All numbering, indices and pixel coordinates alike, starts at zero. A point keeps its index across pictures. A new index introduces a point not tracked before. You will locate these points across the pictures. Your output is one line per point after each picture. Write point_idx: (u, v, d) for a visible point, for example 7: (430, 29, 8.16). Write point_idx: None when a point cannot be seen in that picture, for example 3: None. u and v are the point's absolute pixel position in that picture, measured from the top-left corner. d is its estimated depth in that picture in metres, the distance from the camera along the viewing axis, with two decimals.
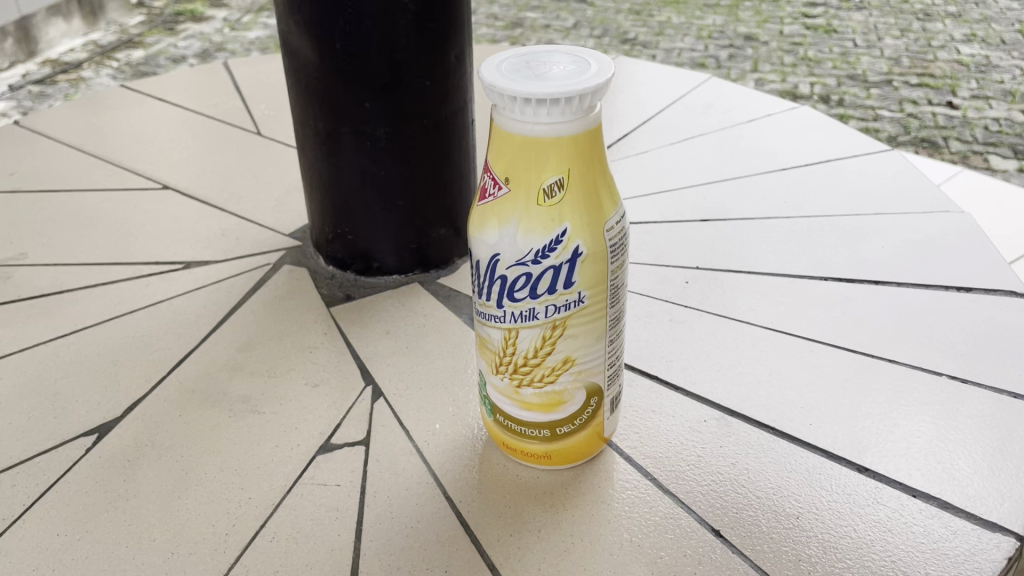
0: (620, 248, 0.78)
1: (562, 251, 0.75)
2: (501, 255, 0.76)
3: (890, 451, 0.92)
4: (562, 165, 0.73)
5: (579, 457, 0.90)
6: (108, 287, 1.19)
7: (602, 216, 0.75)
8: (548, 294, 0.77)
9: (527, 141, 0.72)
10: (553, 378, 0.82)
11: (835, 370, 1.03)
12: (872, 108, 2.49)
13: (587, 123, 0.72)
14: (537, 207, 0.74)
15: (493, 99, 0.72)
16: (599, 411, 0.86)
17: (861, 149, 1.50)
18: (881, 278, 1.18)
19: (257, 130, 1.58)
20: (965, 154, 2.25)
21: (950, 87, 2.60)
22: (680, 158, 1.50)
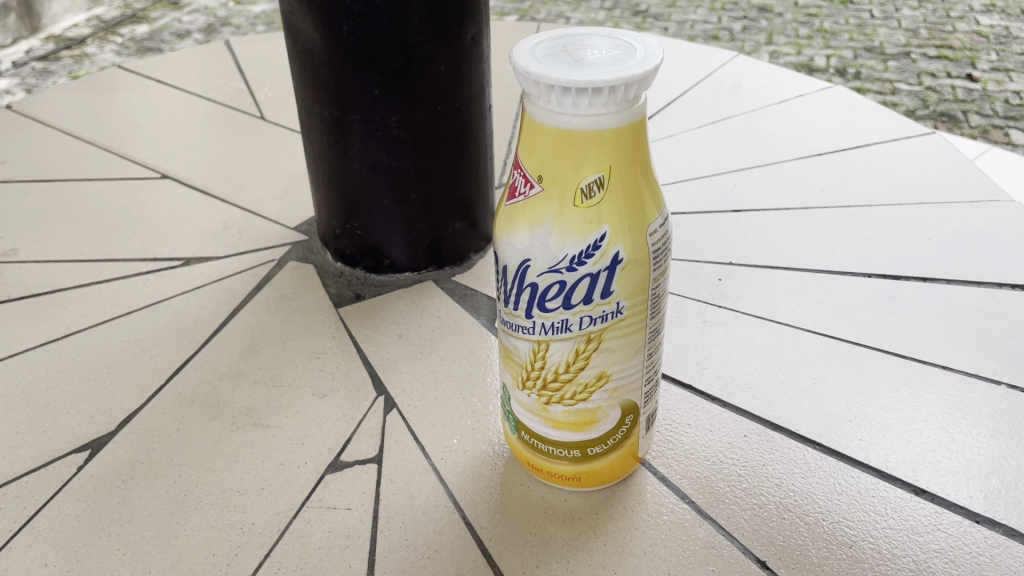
0: (663, 254, 0.69)
1: (600, 257, 0.66)
2: (532, 260, 0.68)
3: (948, 471, 0.85)
4: (603, 162, 0.64)
5: (611, 478, 0.82)
6: (103, 286, 1.12)
7: (645, 219, 0.67)
8: (583, 304, 0.69)
9: (562, 135, 0.63)
10: (586, 395, 0.74)
11: (884, 378, 0.95)
12: (889, 81, 2.38)
13: (632, 115, 0.63)
14: (574, 208, 0.65)
15: (526, 87, 0.63)
16: (634, 430, 0.79)
17: (899, 132, 1.42)
18: (929, 275, 1.10)
19: (261, 115, 1.50)
20: (984, 129, 2.14)
21: (969, 59, 2.49)
22: (707, 143, 1.41)
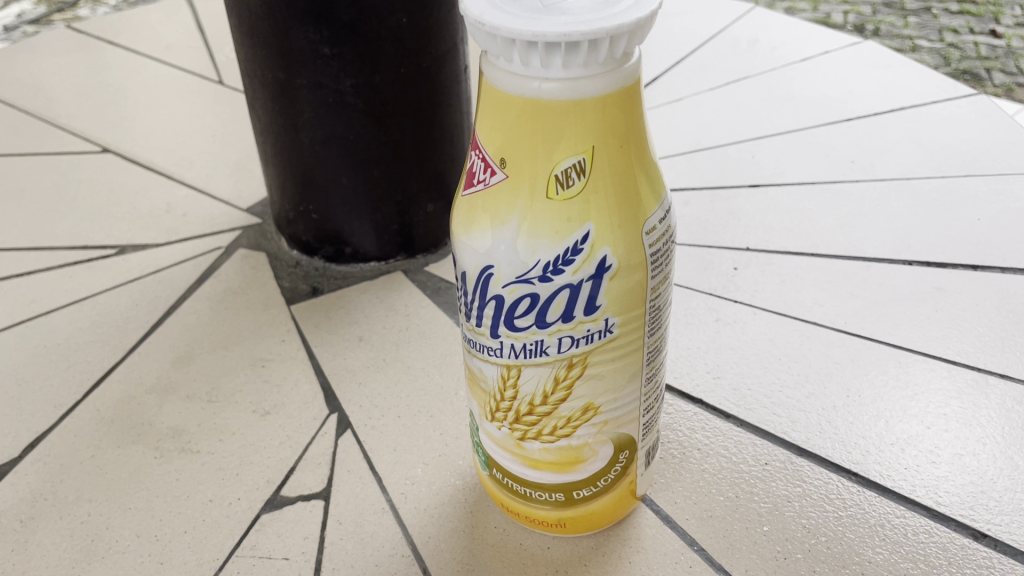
0: (665, 257, 0.54)
1: (583, 264, 0.50)
2: (496, 268, 0.52)
3: (1015, 508, 0.70)
4: (584, 140, 0.48)
5: (603, 521, 0.68)
6: (23, 280, 0.97)
7: (640, 214, 0.51)
8: (561, 323, 0.53)
9: (531, 105, 0.47)
10: (569, 431, 0.59)
11: (932, 391, 0.80)
12: (909, 38, 2.19)
13: (623, 78, 0.47)
14: (547, 201, 0.49)
15: (482, 42, 0.47)
16: (631, 467, 0.64)
17: (938, 93, 1.25)
18: (981, 261, 0.94)
19: (220, 79, 1.34)
20: (1009, 87, 1.95)
21: (993, 14, 2.30)
22: (720, 107, 1.25)
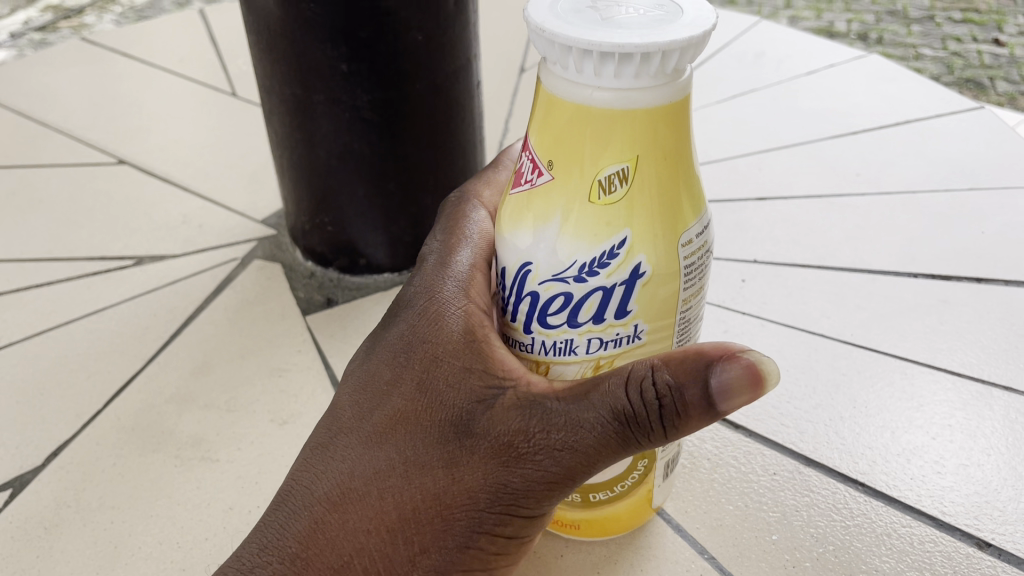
0: (699, 271, 0.51)
1: (617, 268, 0.48)
2: (534, 265, 0.49)
3: (1018, 518, 0.71)
4: (630, 149, 0.45)
5: (619, 526, 0.64)
6: (42, 289, 0.99)
7: (680, 226, 0.48)
8: (592, 324, 0.50)
9: (581, 110, 0.45)
10: None
11: (937, 402, 0.81)
12: (912, 47, 2.20)
13: (676, 92, 0.45)
14: (587, 204, 0.47)
15: (539, 48, 0.46)
16: (650, 476, 0.60)
17: (943, 106, 1.26)
18: (985, 275, 0.96)
19: (233, 90, 1.37)
20: (1012, 96, 1.94)
21: (995, 24, 2.31)
22: (727, 120, 1.26)
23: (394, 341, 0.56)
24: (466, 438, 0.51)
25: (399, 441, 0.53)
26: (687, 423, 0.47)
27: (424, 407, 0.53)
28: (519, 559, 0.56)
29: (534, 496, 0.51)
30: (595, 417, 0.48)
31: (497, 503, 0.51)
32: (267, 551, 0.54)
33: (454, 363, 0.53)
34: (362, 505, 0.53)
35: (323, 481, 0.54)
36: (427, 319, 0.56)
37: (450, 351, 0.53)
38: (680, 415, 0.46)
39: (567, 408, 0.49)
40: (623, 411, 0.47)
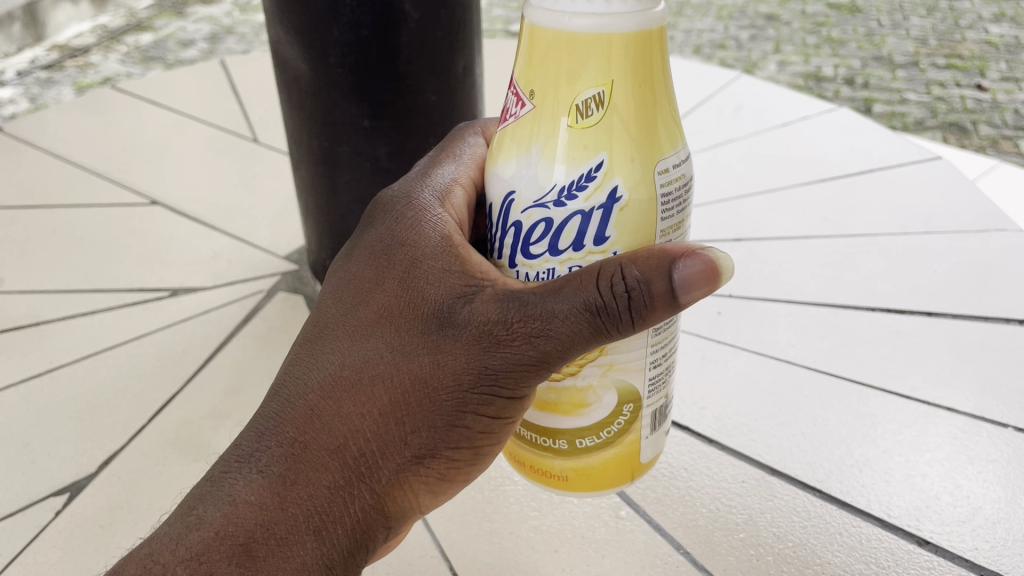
0: (677, 202, 0.56)
1: (595, 191, 0.53)
2: (518, 193, 0.56)
3: (953, 520, 0.82)
4: (605, 75, 0.52)
5: (608, 484, 0.66)
6: (87, 318, 1.10)
7: (656, 153, 0.54)
8: (573, 252, 0.55)
9: (560, 41, 0.52)
10: (574, 367, 0.59)
11: (888, 419, 0.92)
12: (899, 92, 2.64)
13: (648, 23, 0.52)
14: (567, 129, 0.53)
15: None
16: (635, 424, 0.63)
17: (904, 156, 1.39)
18: (935, 309, 1.07)
19: (255, 136, 1.49)
20: (996, 138, 2.30)
21: (980, 68, 2.78)
22: (708, 167, 1.38)
23: (376, 244, 0.61)
24: (449, 327, 0.56)
25: (387, 333, 0.58)
26: (650, 312, 0.53)
27: (408, 303, 0.58)
28: (495, 442, 0.61)
29: (512, 377, 0.56)
30: (569, 307, 0.53)
31: (477, 386, 0.57)
32: (263, 439, 0.58)
33: (434, 263, 0.58)
34: (355, 392, 0.58)
35: (317, 372, 0.59)
36: (407, 225, 0.61)
37: (430, 254, 0.59)
38: (645, 305, 0.53)
39: (543, 299, 0.54)
40: (595, 302, 0.52)
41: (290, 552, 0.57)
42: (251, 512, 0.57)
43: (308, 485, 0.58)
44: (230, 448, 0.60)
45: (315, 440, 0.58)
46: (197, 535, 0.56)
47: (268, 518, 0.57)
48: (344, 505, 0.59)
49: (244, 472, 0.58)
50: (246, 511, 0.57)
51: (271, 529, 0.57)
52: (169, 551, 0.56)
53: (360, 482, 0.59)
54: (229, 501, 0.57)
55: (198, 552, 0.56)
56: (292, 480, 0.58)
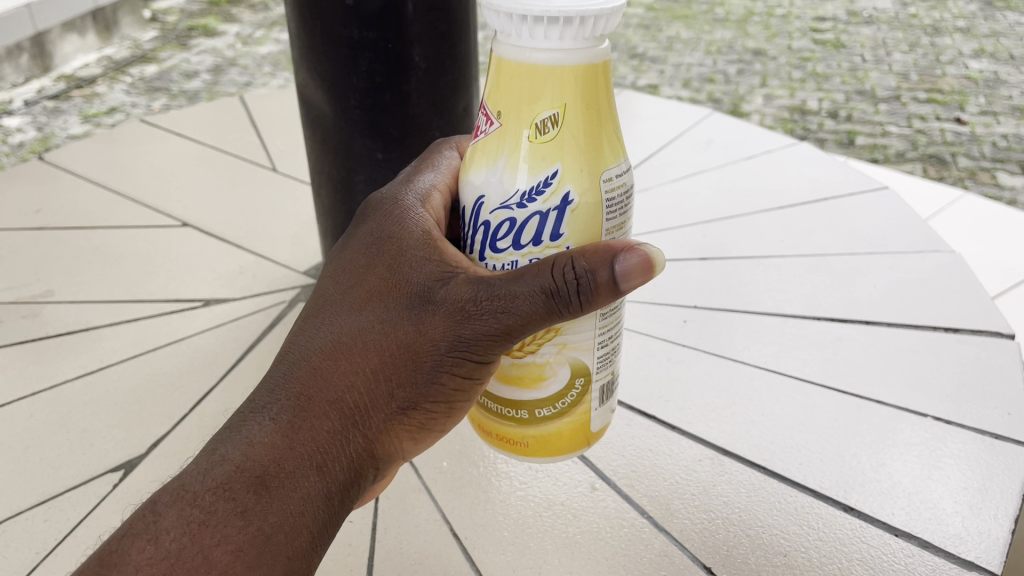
0: (619, 206, 0.71)
1: (551, 196, 0.67)
2: (486, 196, 0.70)
3: (875, 490, 0.97)
4: (558, 99, 0.65)
5: (563, 447, 0.82)
6: (130, 325, 1.25)
7: (600, 163, 0.68)
8: (532, 245, 0.69)
9: (523, 70, 0.65)
10: (534, 346, 0.75)
11: (825, 409, 1.08)
12: (883, 128, 3.87)
13: (594, 57, 0.65)
14: (528, 143, 0.67)
15: (493, 22, 0.65)
16: (585, 396, 0.79)
17: (856, 185, 1.56)
18: (873, 318, 1.23)
19: (273, 166, 1.65)
20: (969, 164, 3.54)
21: (959, 104, 4.08)
22: (680, 195, 1.55)
23: (371, 239, 0.77)
24: (429, 304, 0.72)
25: (377, 308, 0.73)
26: (598, 298, 0.67)
27: (396, 285, 0.73)
28: (469, 398, 0.76)
29: (480, 345, 0.71)
30: (528, 290, 0.67)
31: (451, 352, 0.72)
32: (276, 392, 0.75)
33: (417, 254, 0.74)
34: (350, 355, 0.73)
35: (321, 339, 0.75)
36: (398, 223, 0.76)
37: (415, 247, 0.74)
38: (593, 291, 0.66)
39: (508, 284, 0.68)
40: (550, 287, 0.66)
41: (298, 482, 0.73)
42: (265, 449, 0.73)
43: (311, 429, 0.74)
44: (250, 399, 0.76)
45: (317, 393, 0.74)
46: (222, 467, 0.72)
47: (279, 454, 0.73)
48: (341, 445, 0.75)
49: (262, 419, 0.74)
50: (262, 448, 0.73)
51: (281, 463, 0.73)
52: (199, 481, 0.73)
53: (353, 427, 0.75)
54: (248, 440, 0.73)
55: (223, 481, 0.72)
56: (299, 424, 0.74)
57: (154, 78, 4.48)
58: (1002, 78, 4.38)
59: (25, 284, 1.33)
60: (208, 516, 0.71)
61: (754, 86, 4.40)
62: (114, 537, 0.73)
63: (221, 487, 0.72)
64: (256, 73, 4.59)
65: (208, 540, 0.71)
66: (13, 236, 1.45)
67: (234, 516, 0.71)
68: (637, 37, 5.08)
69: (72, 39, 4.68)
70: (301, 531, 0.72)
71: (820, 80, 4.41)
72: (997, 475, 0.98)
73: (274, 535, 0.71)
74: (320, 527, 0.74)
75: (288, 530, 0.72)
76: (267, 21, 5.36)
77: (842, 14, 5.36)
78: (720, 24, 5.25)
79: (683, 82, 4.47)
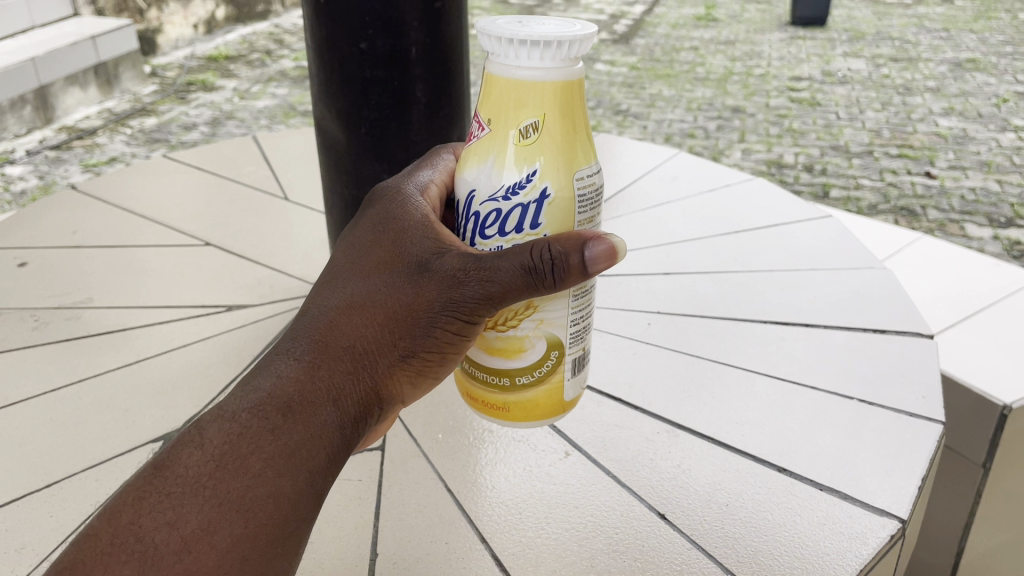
0: (590, 202, 0.90)
1: (531, 190, 0.86)
2: (478, 190, 0.89)
3: (805, 455, 1.14)
4: (540, 109, 0.84)
5: (540, 411, 1.00)
6: (162, 326, 1.42)
7: (573, 164, 0.87)
8: (515, 232, 0.88)
9: (511, 84, 0.84)
10: (516, 322, 0.93)
11: (767, 392, 1.26)
12: (856, 180, 4.13)
13: (570, 74, 0.84)
14: (514, 145, 0.86)
15: (487, 44, 0.83)
16: (558, 366, 0.97)
17: (804, 214, 1.76)
18: (812, 322, 1.42)
19: (285, 195, 1.84)
20: (939, 219, 3.74)
21: (929, 159, 4.34)
22: (649, 221, 1.75)
23: (380, 220, 0.94)
24: (427, 272, 0.88)
25: (384, 275, 0.90)
26: (570, 277, 0.83)
27: (400, 258, 0.90)
28: (460, 352, 0.93)
29: (469, 308, 0.87)
30: (510, 265, 0.83)
31: (444, 311, 0.88)
32: (299, 340, 0.92)
33: (418, 233, 0.91)
34: (361, 312, 0.90)
35: (337, 300, 0.91)
36: (402, 209, 0.94)
37: (417, 227, 0.91)
38: (564, 270, 0.82)
39: (495, 259, 0.85)
40: (528, 263, 0.83)
41: (318, 411, 0.90)
42: (291, 383, 0.90)
43: (328, 369, 0.91)
44: (276, 345, 0.93)
45: (333, 341, 0.91)
46: (255, 394, 0.89)
47: (302, 387, 0.90)
48: (352, 385, 0.91)
49: (288, 361, 0.91)
50: (288, 382, 0.90)
51: (304, 394, 0.90)
52: (236, 404, 0.89)
53: (363, 370, 0.91)
54: (276, 376, 0.90)
55: (257, 405, 0.89)
56: (318, 365, 0.91)
57: (156, 130, 4.71)
58: (968, 134, 4.66)
59: (67, 292, 1.51)
60: (244, 430, 0.87)
61: (732, 141, 4.65)
62: (165, 448, 0.89)
63: (255, 408, 0.88)
64: (256, 125, 4.83)
65: (244, 450, 0.87)
66: (54, 253, 1.62)
67: (266, 433, 0.87)
68: (620, 94, 5.36)
69: (75, 93, 4.94)
70: (319, 450, 0.89)
71: (794, 136, 4.67)
72: (909, 443, 1.16)
73: (298, 451, 0.88)
74: (334, 450, 0.90)
75: (309, 447, 0.88)
76: (267, 77, 5.61)
77: (817, 74, 5.68)
78: (700, 83, 5.54)
79: (664, 137, 4.73)
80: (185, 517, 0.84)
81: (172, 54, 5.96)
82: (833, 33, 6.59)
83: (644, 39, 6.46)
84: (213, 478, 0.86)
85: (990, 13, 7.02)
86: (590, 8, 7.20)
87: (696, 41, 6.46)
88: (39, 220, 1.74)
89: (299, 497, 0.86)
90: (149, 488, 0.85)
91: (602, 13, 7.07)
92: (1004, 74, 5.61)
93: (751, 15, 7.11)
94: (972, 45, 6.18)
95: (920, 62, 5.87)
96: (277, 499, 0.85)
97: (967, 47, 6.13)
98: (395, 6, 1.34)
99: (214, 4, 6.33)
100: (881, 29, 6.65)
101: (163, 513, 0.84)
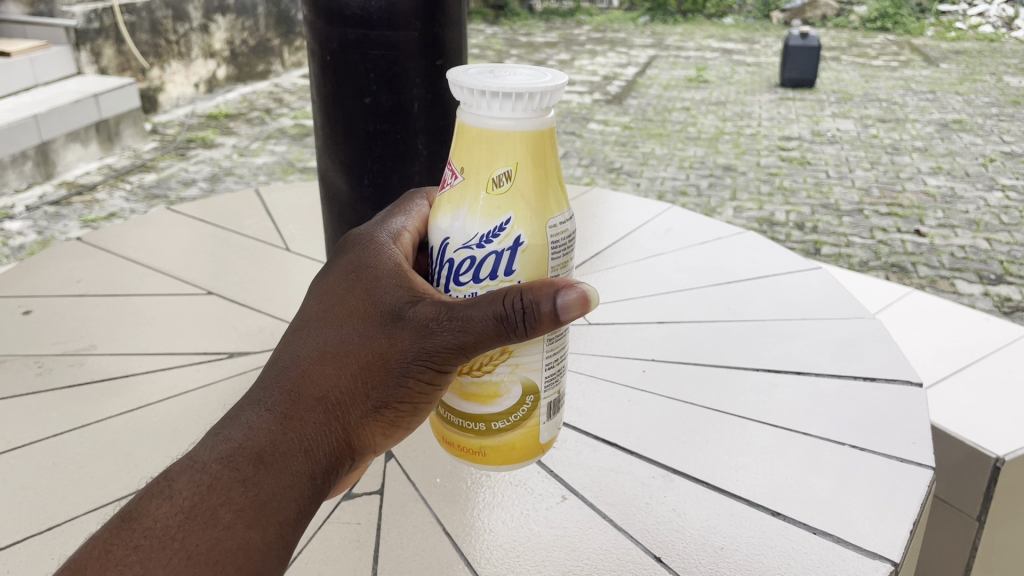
0: (563, 248, 0.93)
1: (504, 238, 0.90)
2: (451, 238, 0.92)
3: (799, 500, 1.16)
4: (511, 159, 0.88)
5: (517, 456, 1.01)
6: (165, 372, 1.45)
7: (545, 212, 0.91)
8: (489, 279, 0.92)
9: (484, 134, 0.88)
10: (492, 366, 0.95)
11: (760, 436, 1.28)
12: (846, 237, 4.20)
13: (541, 124, 0.87)
14: (486, 194, 0.89)
15: (460, 96, 0.87)
16: (534, 411, 0.99)
17: (793, 266, 1.80)
18: (803, 369, 1.45)
19: (286, 246, 1.88)
20: (928, 275, 3.82)
21: (918, 217, 4.42)
22: (642, 271, 1.79)
23: (352, 268, 0.95)
24: (399, 322, 0.89)
25: (357, 324, 0.91)
26: (542, 327, 0.84)
27: (372, 307, 0.91)
28: (432, 401, 0.94)
29: (442, 358, 0.88)
30: (483, 315, 0.84)
31: (417, 361, 0.89)
32: (269, 390, 0.92)
33: (391, 282, 0.92)
34: (333, 361, 0.91)
35: (308, 349, 0.92)
36: (374, 257, 0.95)
37: (389, 277, 0.92)
38: (536, 320, 0.83)
39: (468, 308, 0.86)
40: (501, 314, 0.84)
41: (289, 461, 0.90)
42: (262, 433, 0.90)
43: (299, 420, 0.91)
44: (248, 394, 0.93)
45: (305, 391, 0.91)
46: (225, 444, 0.90)
47: (273, 437, 0.90)
48: (324, 435, 0.91)
49: (258, 412, 0.91)
50: (259, 432, 0.90)
51: (275, 444, 0.90)
52: (207, 454, 0.90)
53: (336, 420, 0.91)
54: (247, 427, 0.91)
55: (226, 457, 0.89)
56: (290, 416, 0.91)
57: (156, 186, 4.78)
58: (957, 193, 4.75)
59: (71, 340, 1.53)
60: (215, 480, 0.88)
61: (724, 199, 4.72)
62: (133, 499, 0.89)
63: (225, 459, 0.89)
64: (254, 181, 4.89)
65: (213, 502, 0.87)
66: (57, 301, 1.65)
67: (236, 483, 0.88)
68: (614, 152, 5.46)
69: (76, 149, 5.01)
70: (290, 501, 0.89)
71: (786, 194, 4.75)
72: (900, 489, 1.18)
73: (269, 502, 0.88)
74: (305, 500, 0.91)
75: (279, 498, 0.89)
76: (267, 134, 5.71)
77: (807, 134, 5.80)
78: (691, 143, 5.65)
79: (658, 194, 4.80)
80: (153, 570, 0.84)
81: (172, 112, 6.05)
82: (821, 94, 6.73)
83: (637, 100, 6.60)
84: (182, 529, 0.86)
85: (974, 77, 7.20)
86: (583, 70, 7.36)
87: (688, 101, 6.60)
88: (44, 270, 1.77)
89: (267, 548, 0.87)
90: (116, 541, 0.86)
91: (595, 75, 7.23)
92: (990, 135, 5.73)
93: (741, 77, 7.27)
94: (958, 107, 6.33)
95: (908, 122, 5.99)
96: (246, 551, 0.86)
97: (954, 108, 6.30)
98: (398, 63, 1.40)
99: (215, 64, 6.46)
100: (869, 91, 6.81)
101: (131, 566, 0.84)
